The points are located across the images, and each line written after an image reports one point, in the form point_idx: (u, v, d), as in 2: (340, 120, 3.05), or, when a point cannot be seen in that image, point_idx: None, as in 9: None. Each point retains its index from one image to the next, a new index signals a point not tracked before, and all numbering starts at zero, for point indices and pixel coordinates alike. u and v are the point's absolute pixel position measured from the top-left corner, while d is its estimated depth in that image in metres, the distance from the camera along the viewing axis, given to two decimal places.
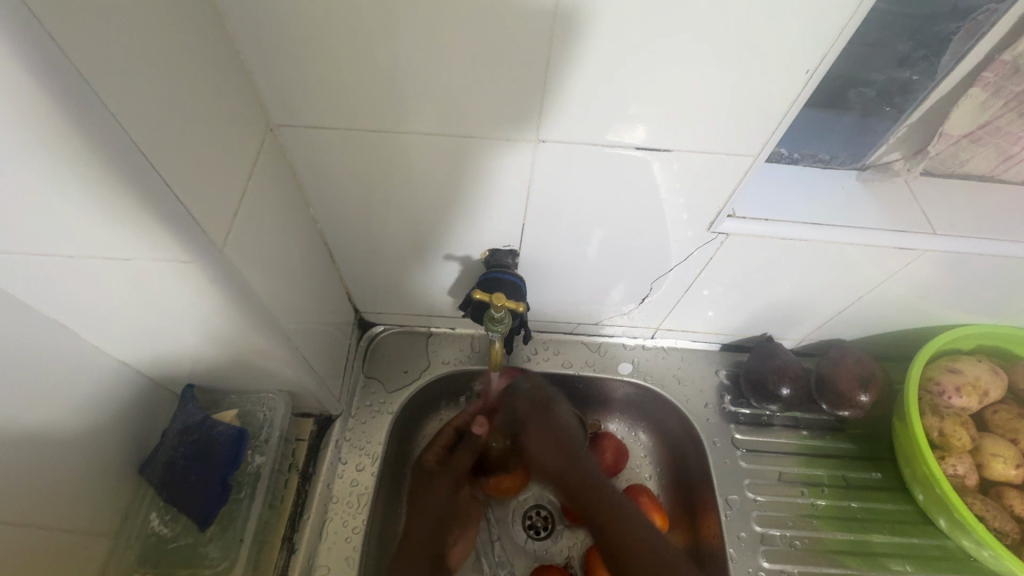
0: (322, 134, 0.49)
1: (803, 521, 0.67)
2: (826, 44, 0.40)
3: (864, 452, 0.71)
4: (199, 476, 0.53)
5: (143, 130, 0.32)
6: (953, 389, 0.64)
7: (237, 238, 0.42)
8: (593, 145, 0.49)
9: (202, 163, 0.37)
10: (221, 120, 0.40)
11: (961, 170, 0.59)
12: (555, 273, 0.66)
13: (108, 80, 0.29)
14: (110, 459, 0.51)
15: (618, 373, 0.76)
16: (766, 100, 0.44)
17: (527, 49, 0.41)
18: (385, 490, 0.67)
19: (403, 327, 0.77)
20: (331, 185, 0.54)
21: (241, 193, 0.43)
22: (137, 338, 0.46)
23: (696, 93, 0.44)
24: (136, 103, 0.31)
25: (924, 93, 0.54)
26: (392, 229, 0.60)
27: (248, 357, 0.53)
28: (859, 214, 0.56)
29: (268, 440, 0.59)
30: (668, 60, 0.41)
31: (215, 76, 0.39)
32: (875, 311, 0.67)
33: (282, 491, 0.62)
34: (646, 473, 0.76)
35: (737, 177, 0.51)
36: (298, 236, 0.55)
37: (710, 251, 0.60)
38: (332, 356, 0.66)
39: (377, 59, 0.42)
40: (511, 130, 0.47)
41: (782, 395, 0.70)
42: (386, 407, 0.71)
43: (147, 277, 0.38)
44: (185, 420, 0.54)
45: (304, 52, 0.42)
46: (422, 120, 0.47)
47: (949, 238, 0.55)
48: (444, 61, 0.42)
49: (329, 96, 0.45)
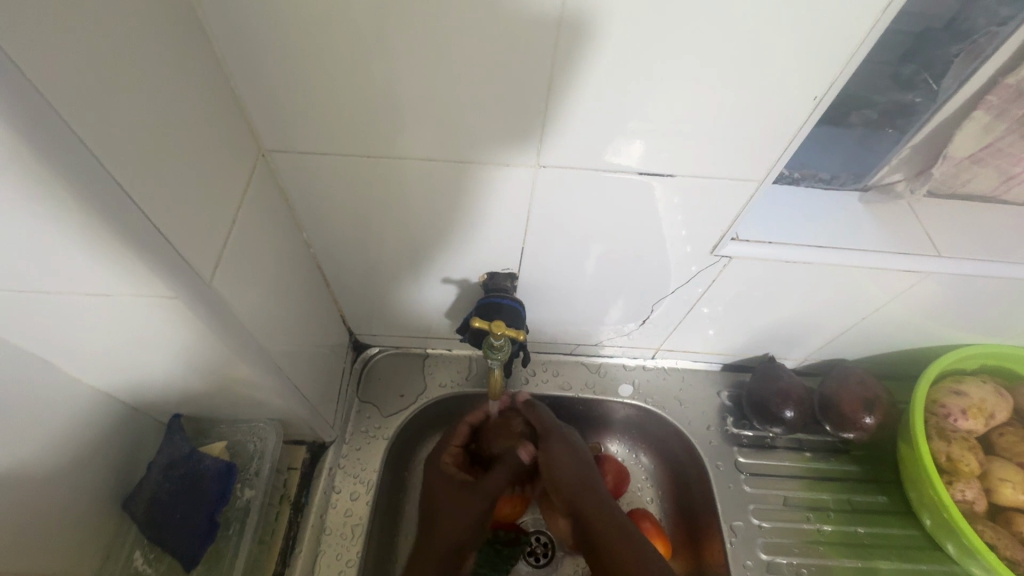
0: (316, 160, 0.48)
1: (809, 548, 0.65)
2: (836, 69, 0.39)
3: (869, 475, 0.70)
4: (184, 513, 0.51)
5: (122, 161, 0.30)
6: (959, 411, 0.63)
7: (227, 272, 0.41)
8: (594, 171, 0.48)
9: (187, 193, 0.36)
10: (208, 147, 0.38)
11: (962, 190, 0.58)
12: (555, 294, 0.65)
13: (84, 111, 0.27)
14: (93, 496, 0.49)
15: (619, 395, 0.75)
16: (772, 123, 0.43)
17: (527, 71, 0.40)
18: (381, 520, 0.65)
19: (399, 348, 0.75)
20: (325, 209, 0.53)
21: (231, 222, 0.41)
22: (120, 370, 0.44)
23: (698, 117, 0.43)
24: (115, 133, 0.29)
25: (926, 116, 0.53)
26: (389, 253, 0.58)
27: (239, 387, 0.51)
28: (862, 236, 0.56)
29: (258, 473, 0.57)
30: (671, 85, 0.41)
31: (204, 102, 0.38)
32: (878, 331, 0.66)
33: (272, 525, 0.59)
34: (647, 496, 0.74)
35: (743, 202, 0.51)
36: (291, 262, 0.53)
37: (712, 274, 0.59)
38: (325, 381, 0.64)
39: (372, 85, 0.41)
40: (509, 154, 0.47)
41: (786, 417, 0.68)
42: (381, 432, 0.69)
43: (127, 312, 0.36)
44: (171, 453, 0.52)
45: (297, 76, 0.41)
46: (419, 146, 0.46)
47: (953, 260, 0.54)
48: (443, 87, 0.41)
49: (322, 120, 0.44)
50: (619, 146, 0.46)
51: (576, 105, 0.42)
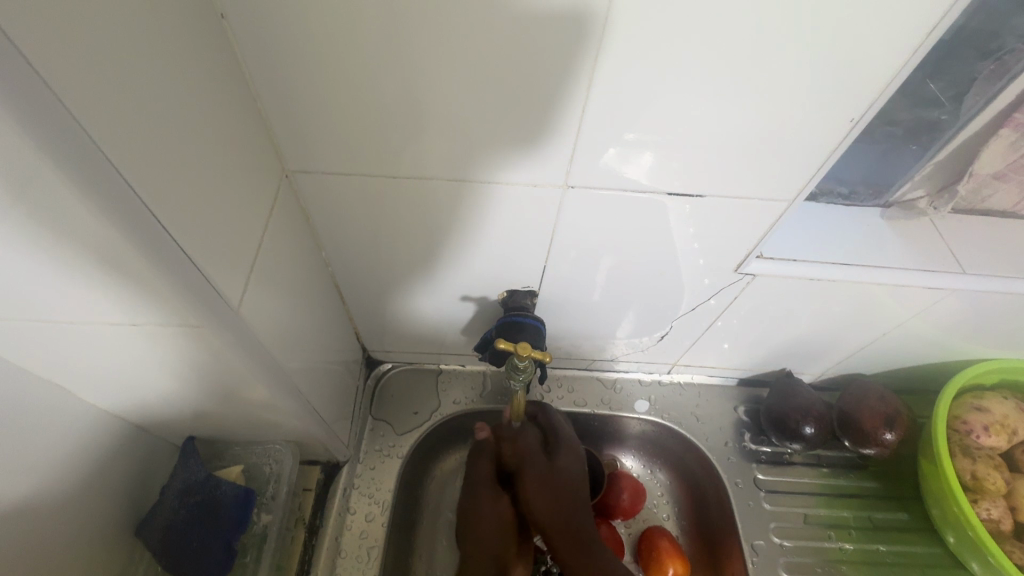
0: (340, 179, 0.47)
1: (831, 567, 0.65)
2: (873, 89, 0.39)
3: (889, 491, 0.69)
4: (202, 540, 0.50)
5: (152, 184, 0.29)
6: (982, 428, 0.63)
7: (253, 297, 0.40)
8: (618, 190, 0.48)
9: (214, 216, 0.35)
10: (232, 167, 0.37)
11: (982, 206, 0.58)
12: (573, 310, 0.64)
13: (116, 135, 0.27)
14: (107, 523, 0.48)
15: (635, 411, 0.74)
16: (803, 143, 0.43)
17: (557, 90, 0.40)
18: (396, 540, 0.64)
19: (411, 364, 0.74)
20: (344, 228, 0.52)
21: (256, 245, 0.40)
22: (137, 395, 0.43)
23: (726, 137, 0.43)
24: (145, 155, 0.29)
25: (953, 131, 0.53)
26: (408, 271, 0.58)
27: (258, 409, 0.50)
28: (886, 253, 0.55)
29: (274, 496, 0.57)
30: (705, 107, 0.40)
31: (231, 124, 0.38)
32: (898, 347, 0.66)
33: (288, 549, 0.59)
34: (664, 513, 0.73)
35: (769, 221, 0.50)
36: (310, 281, 0.52)
37: (733, 292, 0.59)
38: (340, 400, 0.63)
39: (400, 105, 0.41)
40: (535, 173, 0.46)
41: (805, 434, 0.67)
42: (396, 450, 0.68)
43: (149, 338, 0.36)
44: (187, 478, 0.51)
45: (324, 96, 0.40)
46: (444, 166, 0.46)
47: (978, 277, 0.54)
48: (472, 107, 0.41)
49: (348, 139, 0.44)
50: (627, 154, 0.44)
51: (608, 126, 0.42)
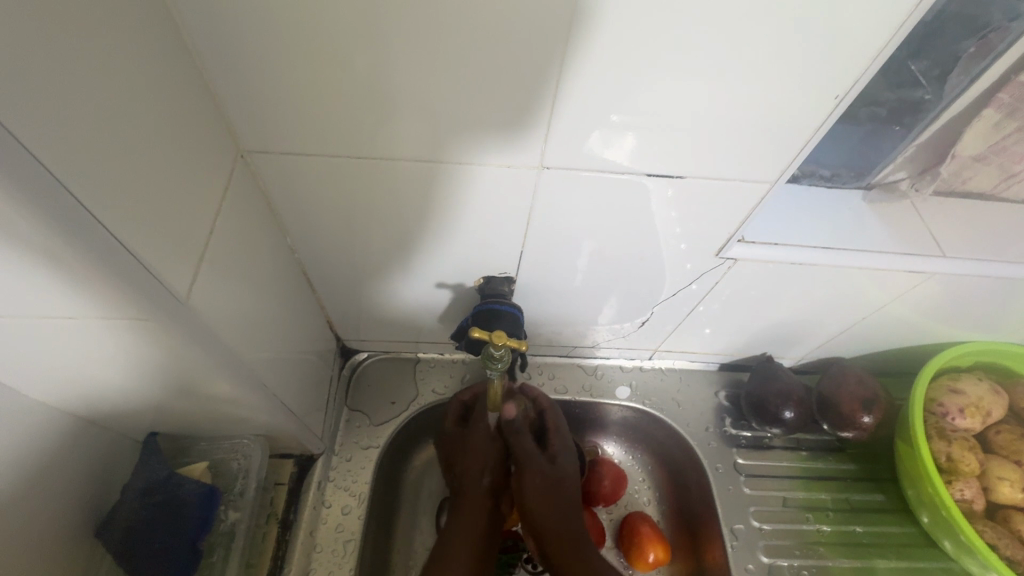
0: (301, 161, 0.44)
1: (809, 549, 0.65)
2: (860, 66, 0.37)
3: (866, 473, 0.70)
4: (164, 542, 0.48)
5: (77, 167, 0.26)
6: (956, 410, 0.64)
7: (206, 290, 0.38)
8: (595, 171, 0.46)
9: (153, 199, 0.32)
10: (177, 149, 0.35)
11: (962, 188, 0.58)
12: (553, 296, 0.63)
13: (29, 113, 0.24)
14: (66, 527, 0.46)
15: (616, 398, 0.73)
16: (784, 122, 0.41)
17: (529, 62, 0.37)
18: (374, 532, 0.63)
19: (388, 353, 0.72)
20: (310, 211, 0.50)
21: (209, 231, 0.38)
22: (86, 392, 0.41)
23: (708, 114, 0.41)
24: (68, 136, 0.26)
25: (937, 111, 0.52)
26: (378, 257, 0.55)
27: (222, 404, 0.48)
28: (867, 236, 0.55)
29: (243, 492, 0.55)
30: (686, 85, 0.39)
31: (174, 99, 0.34)
32: (877, 330, 0.65)
33: (260, 546, 0.57)
34: (645, 498, 0.73)
35: (753, 202, 0.49)
36: (275, 270, 0.50)
37: (715, 277, 0.58)
38: (312, 392, 0.61)
39: (361, 78, 0.38)
40: (509, 154, 0.44)
41: (785, 418, 0.68)
42: (372, 441, 0.66)
43: (91, 332, 0.34)
44: (149, 477, 0.49)
45: (282, 72, 0.38)
46: (411, 146, 0.43)
47: (958, 260, 0.54)
48: (439, 82, 0.38)
49: (308, 117, 0.41)
50: (604, 136, 0.43)
51: (585, 103, 0.40)
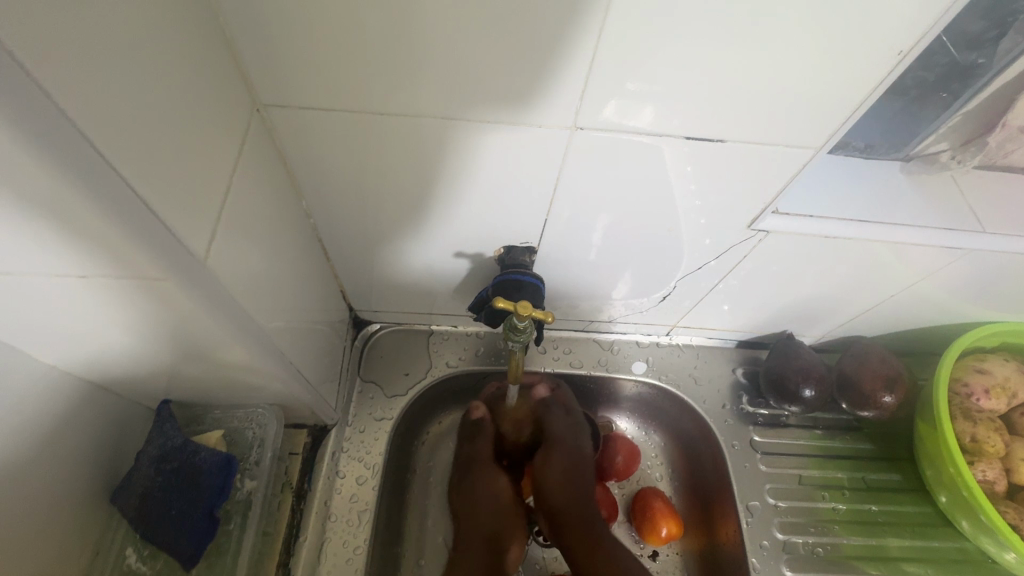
0: (320, 118, 0.42)
1: (824, 527, 0.65)
2: (932, 19, 0.34)
3: (882, 453, 0.70)
4: (181, 508, 0.48)
5: (87, 103, 0.24)
6: (982, 391, 0.63)
7: (223, 251, 0.36)
8: (626, 136, 0.43)
9: (170, 151, 0.30)
10: (192, 94, 0.32)
11: (1003, 162, 0.55)
12: (573, 268, 0.61)
13: (37, 41, 0.21)
14: (82, 492, 0.45)
15: (632, 373, 0.72)
16: (840, 80, 0.38)
17: (568, 10, 0.34)
18: (387, 503, 0.62)
19: (401, 325, 0.71)
20: (325, 171, 0.47)
21: (225, 187, 0.36)
22: (97, 356, 0.40)
23: (757, 72, 0.38)
24: (76, 68, 0.23)
25: (988, 77, 0.49)
26: (393, 222, 0.53)
27: (237, 372, 0.47)
28: (905, 210, 0.52)
29: (259, 461, 0.55)
30: (735, 41, 0.36)
31: (190, 44, 0.32)
32: (904, 309, 0.64)
33: (275, 514, 0.57)
34: (657, 473, 0.73)
35: (793, 172, 0.46)
36: (289, 236, 0.48)
37: (743, 250, 0.56)
38: (325, 362, 0.60)
39: (386, 26, 0.35)
40: (540, 115, 0.41)
41: (804, 397, 0.66)
42: (386, 413, 0.66)
43: (104, 293, 0.32)
44: (163, 445, 0.48)
45: (303, 17, 0.35)
46: (437, 103, 0.40)
47: (998, 236, 0.52)
48: (470, 32, 0.35)
49: (329, 69, 0.38)
50: (635, 101, 0.40)
51: (624, 58, 0.37)
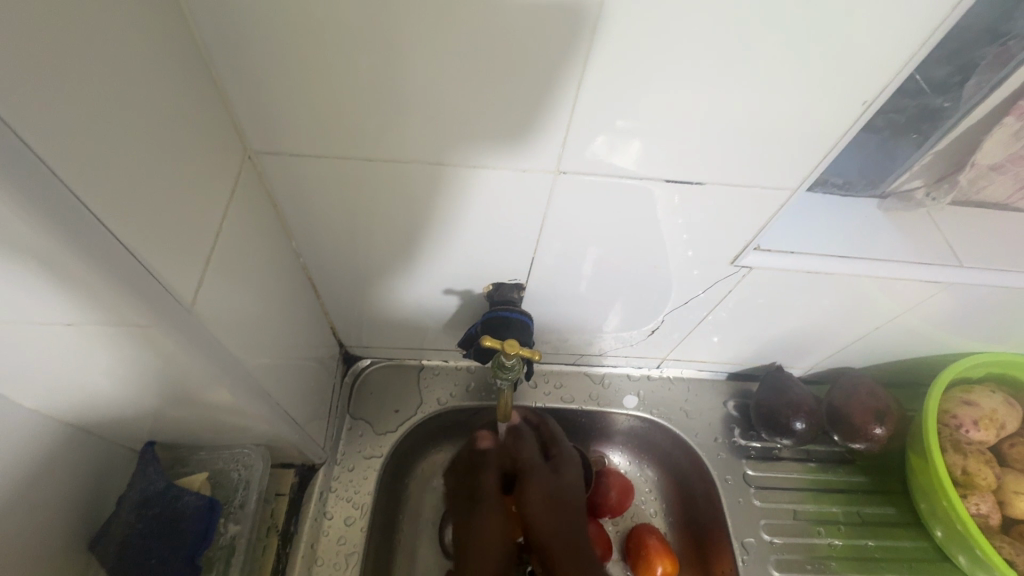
0: (309, 162, 0.43)
1: (821, 564, 0.64)
2: (889, 71, 0.36)
3: (876, 485, 0.69)
4: (161, 557, 0.47)
5: (75, 162, 0.25)
6: (970, 422, 0.63)
7: (210, 295, 0.36)
8: (608, 178, 0.45)
9: (159, 202, 0.31)
10: (182, 145, 0.33)
11: (976, 198, 0.57)
12: (561, 303, 0.61)
13: (29, 109, 0.23)
14: (60, 541, 0.44)
15: (623, 407, 0.72)
16: (810, 121, 0.40)
17: (544, 62, 0.36)
18: (376, 545, 0.61)
19: (391, 360, 0.71)
20: (316, 213, 0.48)
21: (214, 232, 0.37)
22: (81, 400, 0.39)
23: (728, 118, 0.39)
24: (65, 130, 0.24)
25: (954, 119, 0.51)
26: (383, 260, 0.54)
27: (223, 413, 0.46)
28: (884, 246, 0.54)
29: (243, 504, 0.54)
30: (705, 90, 0.37)
31: (181, 98, 0.33)
32: (889, 341, 0.64)
33: (259, 559, 0.56)
34: (652, 509, 0.72)
35: (771, 212, 0.48)
36: (279, 275, 0.49)
37: (728, 285, 0.57)
38: (313, 400, 0.59)
39: (372, 77, 0.37)
40: (524, 159, 0.43)
41: (795, 430, 0.66)
42: (375, 451, 0.65)
43: (89, 341, 0.33)
44: (146, 489, 0.48)
45: (292, 71, 0.36)
46: (424, 148, 0.42)
47: (975, 270, 0.53)
48: (453, 83, 0.37)
49: (318, 117, 0.39)
50: (615, 143, 0.41)
51: (601, 106, 0.38)
